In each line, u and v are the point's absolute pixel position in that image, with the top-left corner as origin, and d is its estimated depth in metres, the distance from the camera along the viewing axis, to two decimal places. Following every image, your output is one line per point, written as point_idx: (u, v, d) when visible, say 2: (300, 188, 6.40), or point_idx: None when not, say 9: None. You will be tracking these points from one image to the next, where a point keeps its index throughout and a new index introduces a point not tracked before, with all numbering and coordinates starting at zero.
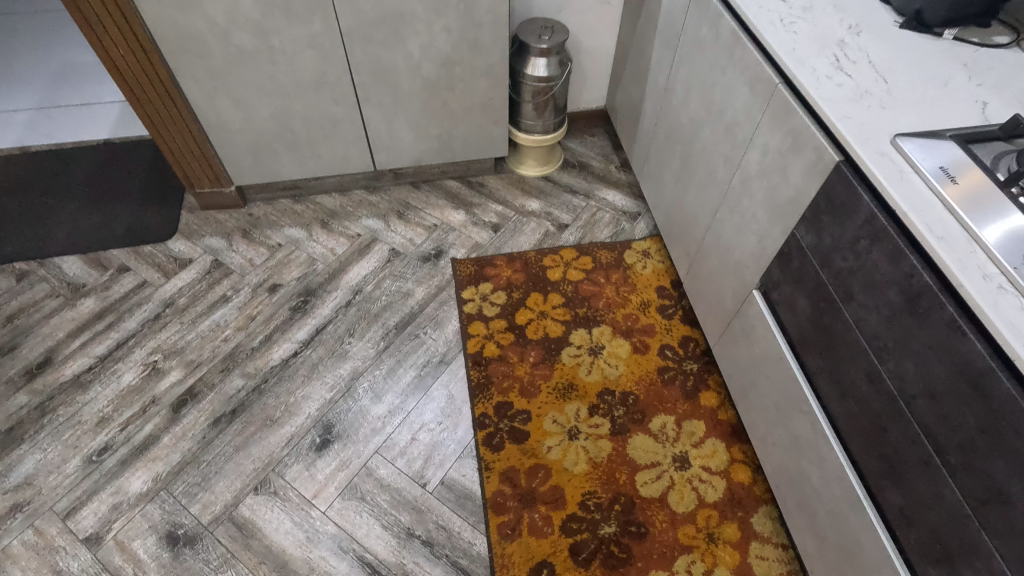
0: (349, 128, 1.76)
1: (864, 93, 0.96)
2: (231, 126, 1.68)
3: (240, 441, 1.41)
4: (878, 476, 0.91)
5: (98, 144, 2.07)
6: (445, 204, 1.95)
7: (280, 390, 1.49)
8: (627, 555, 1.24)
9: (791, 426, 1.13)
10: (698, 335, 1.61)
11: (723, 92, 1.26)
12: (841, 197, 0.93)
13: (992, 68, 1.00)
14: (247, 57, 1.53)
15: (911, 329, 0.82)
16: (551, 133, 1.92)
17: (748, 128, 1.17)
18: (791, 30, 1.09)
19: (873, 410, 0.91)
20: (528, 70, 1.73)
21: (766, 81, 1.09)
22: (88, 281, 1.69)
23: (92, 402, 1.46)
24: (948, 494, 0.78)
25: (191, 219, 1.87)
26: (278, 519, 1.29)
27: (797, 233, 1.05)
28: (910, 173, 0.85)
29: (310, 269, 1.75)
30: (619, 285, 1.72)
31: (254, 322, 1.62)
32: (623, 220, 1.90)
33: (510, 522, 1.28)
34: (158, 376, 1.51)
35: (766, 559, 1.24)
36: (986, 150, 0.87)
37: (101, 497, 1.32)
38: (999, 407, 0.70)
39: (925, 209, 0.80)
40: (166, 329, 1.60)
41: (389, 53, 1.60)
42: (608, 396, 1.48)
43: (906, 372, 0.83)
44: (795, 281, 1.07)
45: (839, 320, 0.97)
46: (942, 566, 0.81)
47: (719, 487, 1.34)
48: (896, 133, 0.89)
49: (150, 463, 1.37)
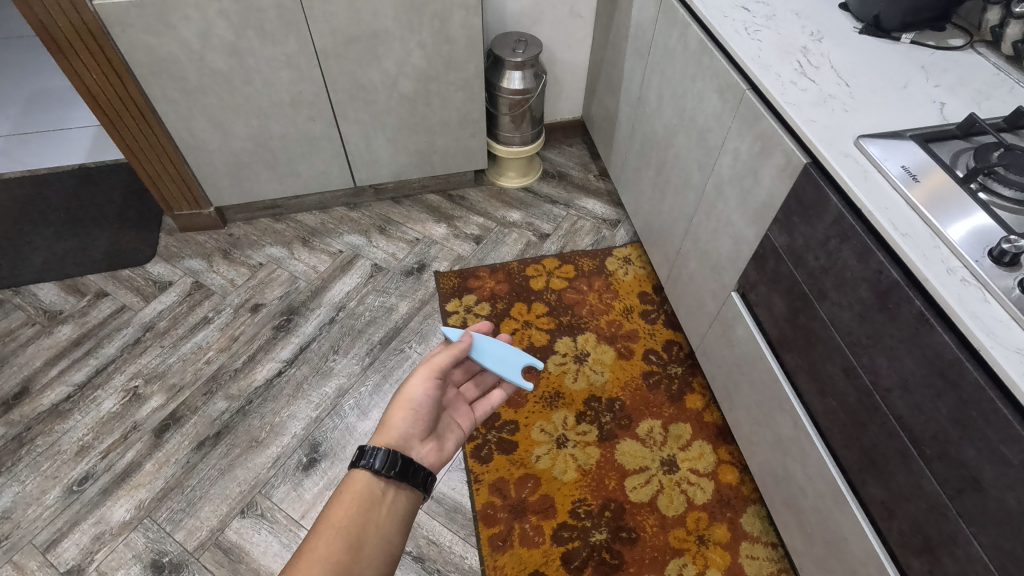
0: (327, 145, 1.76)
1: (828, 97, 0.99)
2: (208, 147, 1.67)
3: (225, 464, 1.39)
4: (860, 470, 0.93)
5: (73, 169, 2.05)
6: (426, 218, 1.95)
7: (264, 411, 1.48)
8: (619, 561, 1.24)
9: (774, 425, 1.15)
10: (681, 339, 1.63)
11: (694, 99, 1.28)
12: (811, 198, 0.95)
13: (948, 69, 1.04)
14: (222, 78, 1.53)
15: (883, 324, 0.84)
16: (529, 145, 1.94)
17: (720, 134, 1.20)
18: (755, 38, 1.12)
19: (852, 405, 0.92)
20: (503, 83, 1.76)
21: (735, 88, 1.11)
22: (65, 308, 1.67)
23: (71, 431, 1.43)
24: (926, 484, 0.80)
25: (170, 242, 1.86)
26: (266, 542, 1.28)
27: (770, 234, 1.08)
28: (874, 172, 0.87)
29: (293, 287, 1.74)
30: (602, 292, 1.73)
31: (237, 342, 1.61)
32: (603, 228, 1.92)
33: (502, 533, 1.28)
34: (140, 402, 1.49)
35: (756, 558, 1.25)
36: (944, 148, 0.90)
37: (82, 528, 1.29)
38: (969, 396, 0.71)
39: (889, 206, 0.83)
40: (147, 354, 1.58)
41: (365, 70, 1.61)
42: (595, 403, 1.49)
43: (881, 366, 0.85)
44: (771, 282, 1.09)
45: (814, 318, 0.99)
46: (923, 557, 0.82)
47: (708, 489, 1.35)
48: (859, 134, 0.92)
49: (132, 490, 1.34)
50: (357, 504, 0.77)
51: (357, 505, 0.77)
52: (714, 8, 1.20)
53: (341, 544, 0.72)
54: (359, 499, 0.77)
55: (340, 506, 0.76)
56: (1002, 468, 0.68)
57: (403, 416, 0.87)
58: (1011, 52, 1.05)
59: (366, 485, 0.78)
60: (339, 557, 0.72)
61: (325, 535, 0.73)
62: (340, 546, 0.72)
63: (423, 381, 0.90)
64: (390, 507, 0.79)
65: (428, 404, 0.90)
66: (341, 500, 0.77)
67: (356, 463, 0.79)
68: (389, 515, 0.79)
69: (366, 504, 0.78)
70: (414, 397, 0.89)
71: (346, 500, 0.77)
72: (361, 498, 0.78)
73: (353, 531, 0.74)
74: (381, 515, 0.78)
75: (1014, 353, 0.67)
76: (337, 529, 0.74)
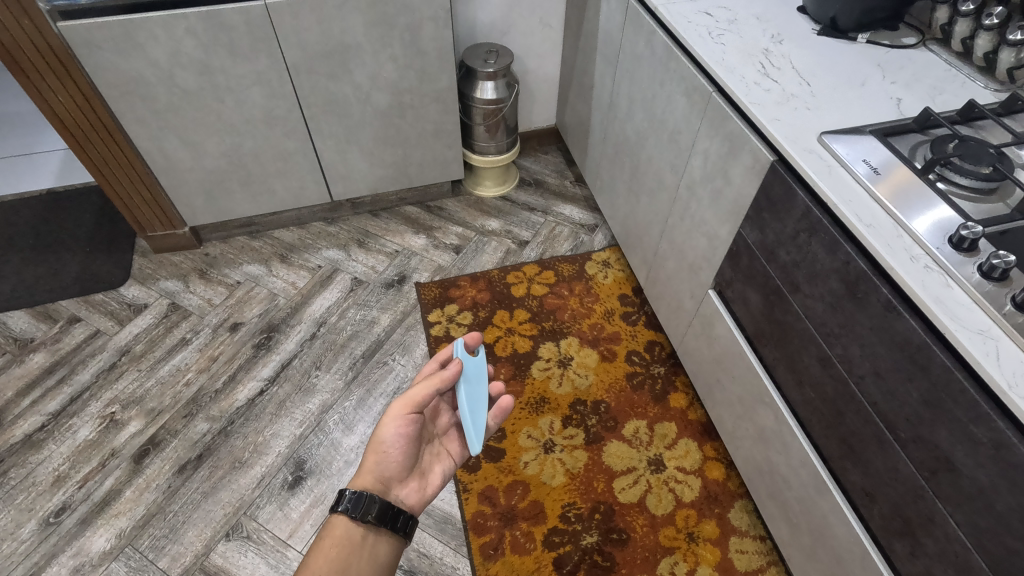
0: (302, 160, 1.75)
1: (790, 97, 1.02)
2: (181, 167, 1.66)
3: (208, 486, 1.36)
4: (839, 458, 0.95)
5: (41, 194, 2.01)
6: (404, 229, 1.95)
7: (246, 431, 1.45)
8: (611, 563, 1.24)
9: (756, 418, 1.16)
10: (663, 339, 1.65)
11: (663, 103, 1.31)
12: (778, 194, 0.98)
13: (903, 67, 1.09)
14: (192, 97, 1.52)
15: (854, 313, 0.86)
16: (504, 154, 1.96)
17: (690, 136, 1.23)
18: (719, 42, 1.15)
19: (828, 394, 0.95)
20: (477, 93, 1.78)
21: (702, 91, 1.15)
22: (36, 335, 1.63)
23: (46, 462, 1.39)
24: (903, 467, 0.82)
25: (144, 263, 1.83)
26: (253, 564, 1.25)
27: (742, 231, 1.10)
28: (837, 167, 0.90)
29: (272, 304, 1.73)
30: (583, 296, 1.75)
31: (216, 362, 1.59)
32: (581, 233, 1.94)
33: (492, 542, 1.27)
34: (117, 428, 1.45)
35: (746, 552, 1.27)
36: (903, 142, 0.94)
37: (61, 560, 1.25)
38: (938, 379, 0.74)
39: (852, 199, 0.85)
40: (123, 378, 1.55)
41: (337, 85, 1.61)
42: (580, 406, 1.50)
43: (854, 354, 0.88)
44: (746, 278, 1.12)
45: (788, 311, 1.01)
46: (904, 539, 0.84)
47: (695, 486, 1.36)
48: (822, 132, 0.95)
49: (112, 519, 1.31)
50: (341, 548, 0.78)
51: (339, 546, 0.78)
52: (677, 14, 1.24)
53: None
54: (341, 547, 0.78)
55: (323, 552, 0.77)
56: (972, 447, 0.70)
57: (377, 460, 0.85)
58: (961, 49, 1.09)
59: (346, 530, 0.79)
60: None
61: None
62: None
63: (398, 426, 0.86)
64: (370, 553, 0.80)
65: (403, 448, 0.86)
66: (320, 548, 0.78)
67: (335, 508, 0.79)
68: (368, 560, 0.79)
69: (349, 550, 0.79)
70: (389, 440, 0.85)
71: (327, 547, 0.78)
72: (344, 543, 0.78)
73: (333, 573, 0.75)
74: (364, 558, 0.79)
75: (977, 334, 0.70)
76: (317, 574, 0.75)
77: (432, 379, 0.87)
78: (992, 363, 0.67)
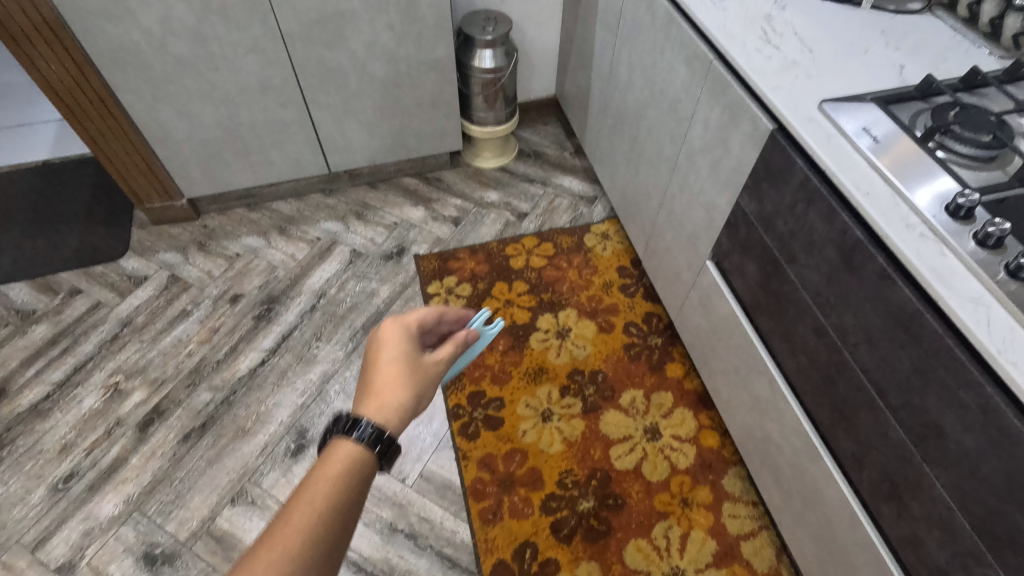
0: (299, 131, 1.74)
1: (792, 64, 1.01)
2: (176, 137, 1.64)
3: (213, 453, 1.39)
4: (831, 425, 0.96)
5: (37, 165, 1.99)
6: (403, 201, 1.95)
7: (249, 400, 1.48)
8: (607, 527, 1.28)
9: (751, 387, 1.18)
10: (660, 311, 1.66)
11: (663, 72, 1.29)
12: (777, 163, 0.98)
13: (908, 33, 1.07)
14: (186, 66, 1.50)
15: (849, 283, 0.87)
16: (503, 125, 1.94)
17: (690, 105, 1.22)
18: (721, 7, 1.13)
19: (821, 362, 0.96)
20: (475, 61, 1.75)
21: (703, 59, 1.13)
22: (38, 307, 1.64)
23: (53, 430, 1.42)
24: (892, 433, 0.84)
25: (143, 235, 1.82)
26: (259, 528, 1.29)
27: (741, 202, 1.10)
28: (837, 135, 0.89)
29: (272, 276, 1.73)
30: (581, 268, 1.75)
31: (218, 333, 1.60)
32: (580, 205, 1.93)
33: (491, 507, 1.31)
34: (121, 398, 1.47)
35: (738, 517, 1.30)
36: (904, 109, 0.93)
37: (71, 525, 1.29)
38: (929, 346, 0.75)
39: (851, 167, 0.85)
40: (126, 349, 1.56)
41: (333, 53, 1.58)
42: (578, 376, 1.52)
43: (848, 324, 0.89)
44: (743, 249, 1.12)
45: (785, 281, 1.02)
46: (891, 502, 0.86)
47: (690, 454, 1.39)
48: (823, 100, 0.94)
49: (119, 486, 1.34)
50: (342, 480, 0.58)
51: (340, 491, 0.57)
52: None
53: (321, 526, 0.54)
54: (333, 511, 0.55)
55: (321, 482, 0.57)
56: (960, 413, 0.72)
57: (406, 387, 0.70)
58: (966, 15, 1.07)
59: (356, 458, 0.60)
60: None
61: (301, 511, 0.54)
62: (321, 526, 0.54)
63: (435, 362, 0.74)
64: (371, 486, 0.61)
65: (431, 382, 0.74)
66: (316, 478, 0.57)
67: (348, 431, 0.61)
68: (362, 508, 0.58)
69: (353, 486, 0.59)
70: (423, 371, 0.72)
71: (326, 476, 0.58)
72: (347, 475, 0.59)
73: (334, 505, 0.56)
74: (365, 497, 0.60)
75: (969, 302, 0.71)
76: (321, 500, 0.55)
77: (453, 338, 0.78)
78: (983, 330, 0.68)
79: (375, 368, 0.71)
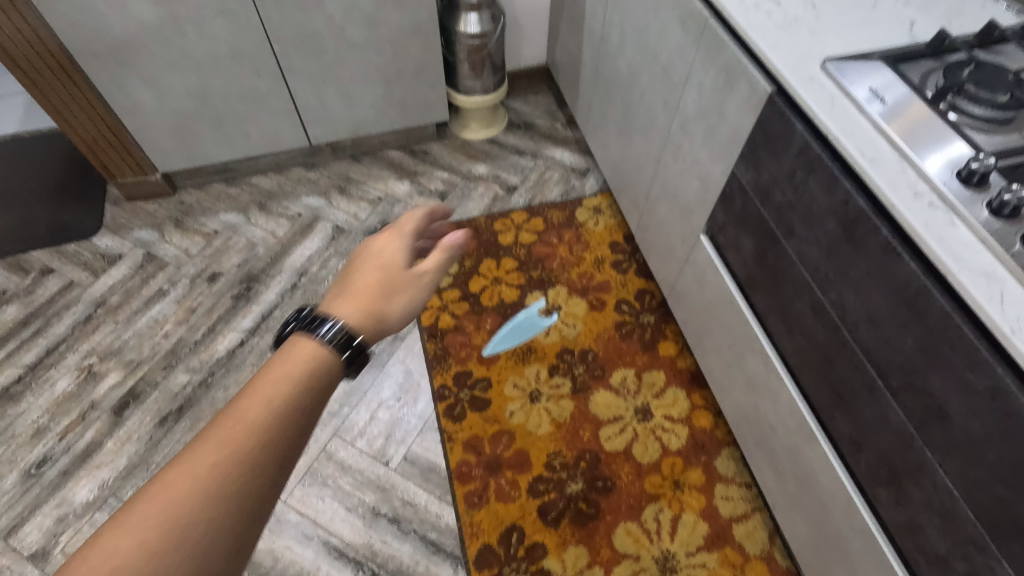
0: (276, 101, 1.66)
1: (793, 20, 0.93)
2: (145, 108, 1.56)
3: (190, 437, 1.35)
4: (828, 407, 0.92)
5: (5, 140, 1.91)
6: (387, 175, 1.87)
7: (228, 382, 1.43)
8: (596, 510, 1.24)
9: (745, 366, 1.13)
10: (653, 288, 1.60)
11: (656, 33, 1.21)
12: (776, 129, 0.91)
13: None
14: (151, 30, 1.41)
15: (850, 257, 0.81)
16: (491, 95, 1.85)
17: (684, 69, 1.14)
18: None
19: (819, 342, 0.91)
20: (461, 27, 1.66)
21: (698, 17, 1.05)
22: (8, 288, 1.58)
23: (25, 415, 1.37)
24: (893, 417, 0.79)
25: (117, 212, 1.75)
26: None
27: (736, 171, 1.04)
28: (841, 97, 0.83)
29: (251, 254, 1.67)
30: (572, 244, 1.69)
31: (195, 314, 1.54)
32: (572, 178, 1.86)
33: (477, 490, 1.27)
34: (96, 380, 1.43)
35: (731, 499, 1.27)
36: (914, 68, 0.86)
37: (44, 511, 1.25)
38: (936, 324, 0.69)
39: (855, 131, 0.78)
40: (100, 330, 1.51)
41: (308, 16, 1.49)
42: (567, 355, 1.47)
43: (848, 301, 0.83)
44: (739, 222, 1.06)
45: (782, 256, 0.96)
46: (890, 488, 0.82)
47: (682, 435, 1.35)
48: (826, 58, 0.87)
49: (94, 471, 1.30)
50: (309, 378, 0.53)
51: (302, 391, 0.52)
52: None
53: (277, 423, 0.49)
54: (287, 419, 0.50)
55: (285, 371, 0.53)
56: (968, 396, 0.67)
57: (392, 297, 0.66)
58: None
59: (317, 360, 0.54)
60: (247, 512, 0.46)
61: (262, 393, 0.50)
62: (278, 419, 0.49)
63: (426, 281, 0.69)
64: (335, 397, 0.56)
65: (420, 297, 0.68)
66: (276, 368, 0.53)
67: (313, 329, 0.56)
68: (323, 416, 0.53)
69: (318, 386, 0.54)
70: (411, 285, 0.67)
71: (291, 367, 0.53)
72: (314, 374, 0.54)
73: (295, 404, 0.51)
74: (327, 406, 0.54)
75: (981, 276, 0.65)
76: (282, 389, 0.51)
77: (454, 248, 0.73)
78: (996, 307, 0.63)
79: (362, 272, 0.66)
